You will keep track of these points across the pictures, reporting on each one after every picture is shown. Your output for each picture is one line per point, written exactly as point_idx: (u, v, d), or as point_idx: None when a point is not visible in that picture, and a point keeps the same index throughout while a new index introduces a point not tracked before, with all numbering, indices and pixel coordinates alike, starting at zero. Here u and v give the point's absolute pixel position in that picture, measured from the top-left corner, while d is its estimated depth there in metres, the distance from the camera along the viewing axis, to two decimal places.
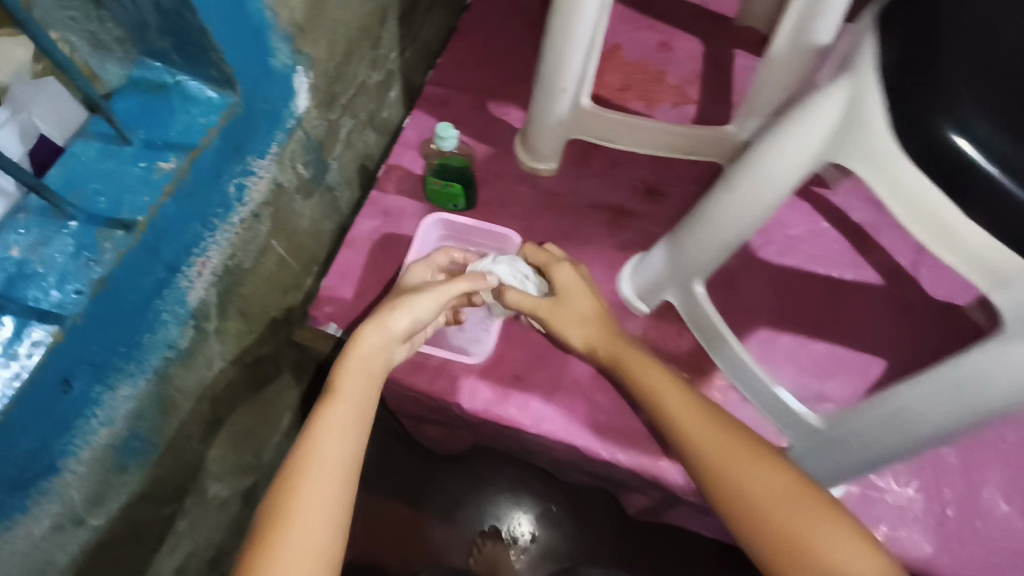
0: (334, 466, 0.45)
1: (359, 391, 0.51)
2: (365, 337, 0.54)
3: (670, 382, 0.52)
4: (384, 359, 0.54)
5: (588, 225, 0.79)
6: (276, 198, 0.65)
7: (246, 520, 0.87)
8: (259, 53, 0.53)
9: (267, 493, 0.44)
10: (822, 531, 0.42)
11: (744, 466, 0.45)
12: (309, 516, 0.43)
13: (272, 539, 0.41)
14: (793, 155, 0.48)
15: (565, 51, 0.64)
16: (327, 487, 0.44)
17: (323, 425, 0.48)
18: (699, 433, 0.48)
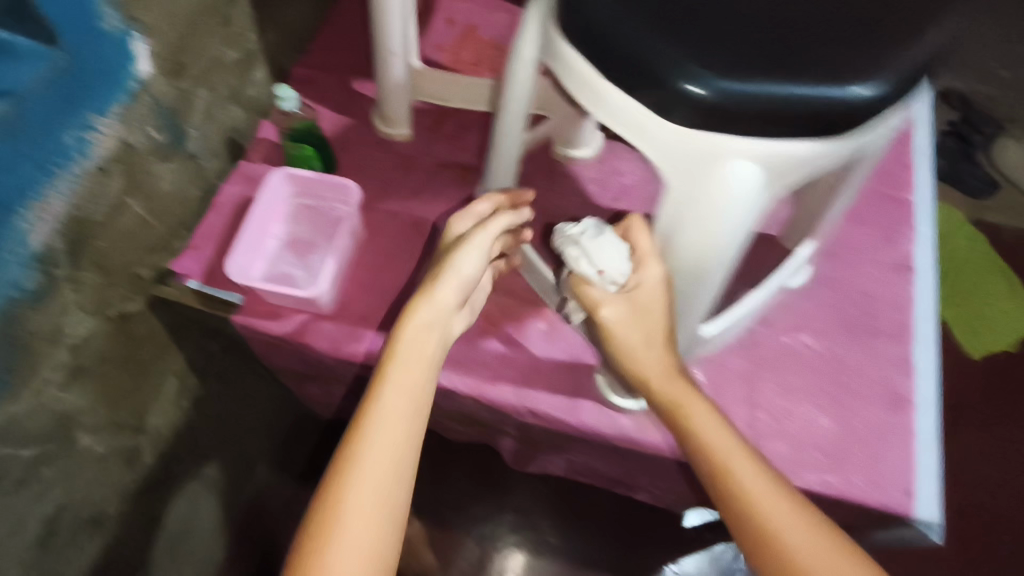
0: (388, 457, 0.49)
1: (415, 375, 0.53)
2: (419, 309, 0.55)
3: (677, 379, 0.57)
4: (435, 343, 0.55)
5: (438, 182, 0.86)
6: (125, 156, 0.70)
7: (135, 483, 0.91)
8: (83, 15, 0.59)
9: (329, 466, 0.49)
10: (809, 538, 0.49)
11: (742, 460, 0.53)
12: (367, 500, 0.47)
13: (325, 518, 0.47)
14: (526, 76, 0.58)
15: (384, 14, 0.72)
16: (382, 495, 0.48)
17: (379, 416, 0.51)
18: (713, 430, 0.55)
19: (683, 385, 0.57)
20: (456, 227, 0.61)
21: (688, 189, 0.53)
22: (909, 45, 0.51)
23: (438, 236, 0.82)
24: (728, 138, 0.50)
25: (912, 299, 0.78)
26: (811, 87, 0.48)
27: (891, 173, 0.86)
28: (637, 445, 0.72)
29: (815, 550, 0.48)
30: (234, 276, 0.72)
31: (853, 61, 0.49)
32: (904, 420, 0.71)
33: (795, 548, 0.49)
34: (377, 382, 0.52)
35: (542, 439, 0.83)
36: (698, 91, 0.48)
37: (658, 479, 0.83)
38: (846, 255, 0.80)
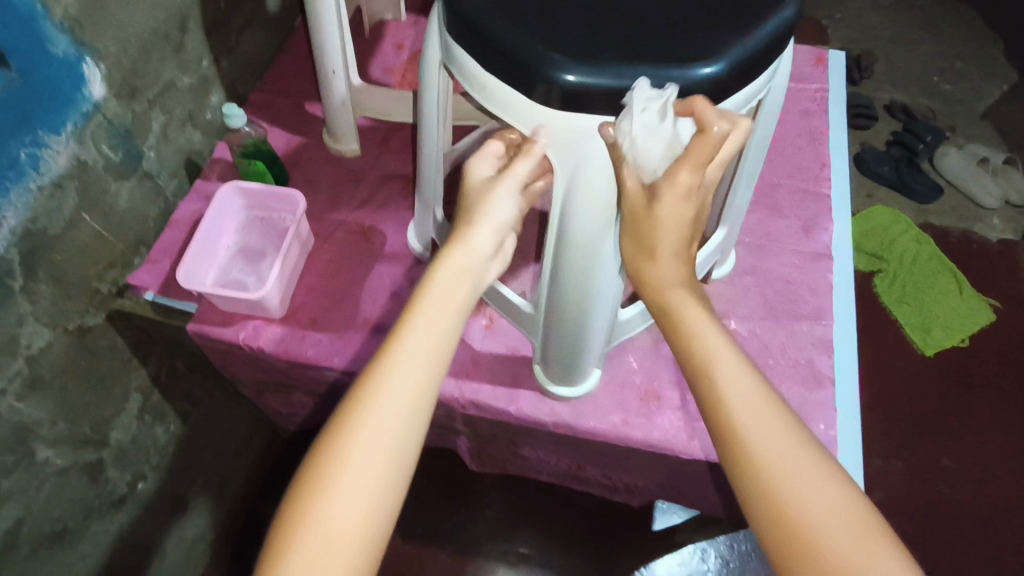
0: (412, 387, 0.45)
1: (441, 313, 0.49)
2: (455, 249, 0.53)
3: (688, 288, 0.50)
4: (468, 285, 0.51)
5: (385, 192, 0.92)
6: (81, 173, 0.75)
7: (97, 499, 0.92)
8: (31, 39, 0.65)
9: (352, 387, 0.46)
10: (780, 443, 0.43)
11: (731, 359, 0.47)
12: (385, 424, 0.44)
13: (339, 436, 0.43)
14: (435, 81, 0.61)
15: (324, 36, 0.79)
16: (394, 425, 0.44)
17: (406, 340, 0.47)
18: (708, 330, 0.48)
19: (680, 258, 0.50)
20: (475, 169, 0.59)
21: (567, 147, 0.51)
22: (772, 14, 0.50)
23: (385, 242, 0.87)
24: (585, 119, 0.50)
25: (829, 284, 0.84)
26: (672, 67, 0.47)
27: (807, 172, 0.94)
28: (577, 432, 0.75)
29: (789, 457, 0.43)
30: (185, 283, 0.76)
31: (715, 36, 0.49)
32: (827, 395, 0.75)
33: (766, 450, 0.43)
34: (410, 309, 0.49)
35: (492, 434, 0.86)
36: (570, 78, 0.47)
37: (605, 468, 0.87)
38: (767, 248, 0.87)
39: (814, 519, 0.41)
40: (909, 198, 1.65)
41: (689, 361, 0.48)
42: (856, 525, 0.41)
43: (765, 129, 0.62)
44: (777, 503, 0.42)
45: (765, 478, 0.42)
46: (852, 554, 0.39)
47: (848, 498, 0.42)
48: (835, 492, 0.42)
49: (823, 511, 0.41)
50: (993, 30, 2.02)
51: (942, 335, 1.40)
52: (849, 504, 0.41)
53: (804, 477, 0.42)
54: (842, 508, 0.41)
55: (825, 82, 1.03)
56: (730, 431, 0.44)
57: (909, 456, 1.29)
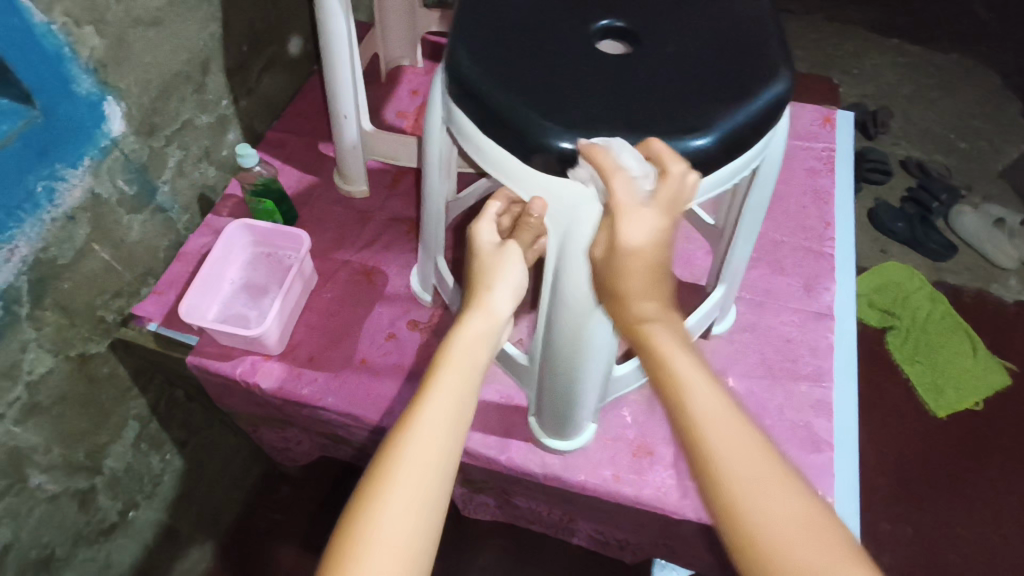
0: (436, 453, 0.44)
1: (461, 381, 0.48)
2: (475, 313, 0.52)
3: (660, 303, 0.45)
4: (487, 350, 0.51)
5: (390, 234, 0.93)
6: (94, 206, 0.77)
7: (86, 526, 0.92)
8: (55, 79, 0.68)
9: (375, 456, 0.44)
10: (756, 469, 0.39)
11: (704, 376, 0.42)
12: (409, 495, 0.42)
13: (365, 509, 0.42)
14: (436, 133, 0.62)
15: (335, 82, 0.82)
16: (415, 501, 0.42)
17: (431, 404, 0.46)
18: (680, 346, 0.43)
19: (654, 287, 0.44)
20: (481, 235, 0.58)
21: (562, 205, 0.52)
22: (763, 88, 0.50)
23: (386, 282, 0.88)
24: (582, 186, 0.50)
25: (830, 345, 0.83)
26: (663, 137, 0.48)
27: (811, 230, 0.94)
28: (568, 485, 0.74)
29: (758, 479, 0.39)
30: (186, 317, 0.77)
31: (706, 107, 0.49)
32: (824, 460, 0.74)
33: (739, 479, 0.39)
34: (433, 373, 0.48)
35: (484, 482, 0.85)
36: (564, 146, 0.48)
37: (597, 522, 0.85)
38: (768, 304, 0.87)
39: (791, 550, 0.37)
40: (923, 255, 1.63)
41: (665, 383, 0.42)
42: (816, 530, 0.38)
43: (761, 190, 0.62)
44: (756, 541, 0.38)
45: (737, 509, 0.39)
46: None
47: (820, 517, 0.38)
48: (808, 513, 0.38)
49: (792, 532, 0.37)
50: (1013, 91, 2.02)
51: (954, 396, 1.36)
52: (821, 523, 0.38)
53: (776, 498, 0.38)
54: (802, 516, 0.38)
55: (832, 141, 1.04)
56: (703, 461, 0.40)
57: (920, 521, 1.25)
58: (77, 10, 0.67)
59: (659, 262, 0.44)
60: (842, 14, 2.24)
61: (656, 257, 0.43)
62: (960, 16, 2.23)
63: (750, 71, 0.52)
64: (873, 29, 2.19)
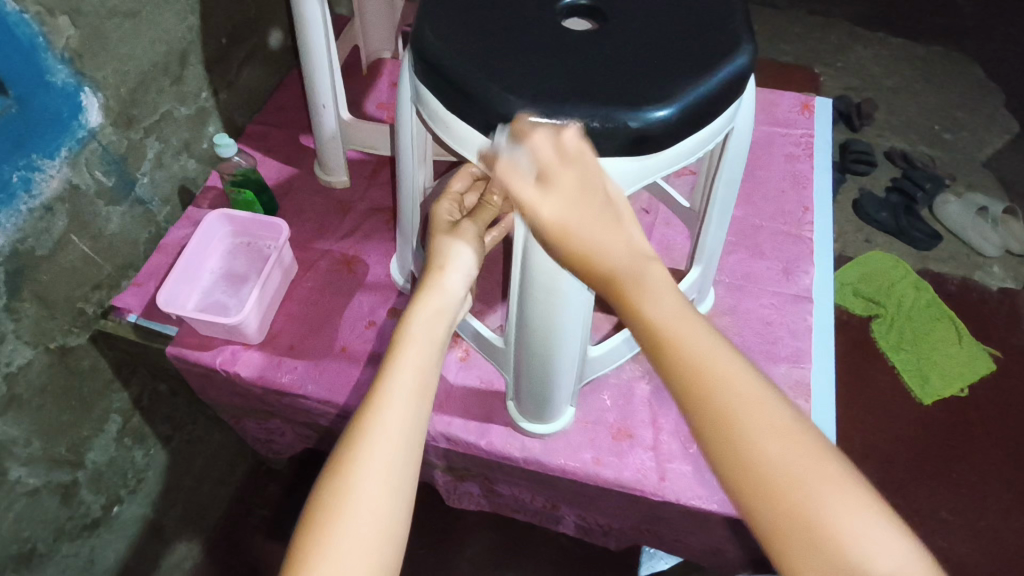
0: (402, 431, 0.45)
1: (422, 355, 0.48)
2: (428, 293, 0.52)
3: (629, 250, 0.43)
4: (445, 323, 0.51)
5: (370, 224, 0.93)
6: (72, 197, 0.77)
7: (69, 520, 0.92)
8: (31, 69, 0.68)
9: (338, 443, 0.45)
10: (764, 419, 0.39)
11: (693, 328, 0.41)
12: (380, 466, 0.43)
13: (333, 497, 0.42)
14: (407, 115, 0.63)
15: (313, 70, 0.82)
16: (387, 472, 0.43)
17: (392, 385, 0.46)
18: (667, 300, 0.42)
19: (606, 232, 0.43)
20: (439, 216, 0.59)
21: None
22: (727, 60, 0.51)
23: (367, 271, 0.88)
24: None
25: (809, 327, 0.83)
26: (626, 109, 0.48)
27: (789, 215, 0.95)
28: (548, 469, 0.75)
29: (763, 429, 0.39)
30: (165, 306, 0.77)
31: (670, 80, 0.50)
32: None
33: (749, 425, 0.39)
34: (391, 353, 0.48)
35: (466, 468, 0.85)
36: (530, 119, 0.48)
37: (580, 508, 0.85)
38: (747, 288, 0.87)
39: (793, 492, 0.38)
40: (908, 244, 1.65)
41: (649, 340, 0.42)
42: (823, 471, 0.39)
43: (733, 167, 0.62)
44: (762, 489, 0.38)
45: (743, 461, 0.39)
46: (829, 514, 0.38)
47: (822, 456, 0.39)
48: (811, 452, 0.39)
49: (802, 477, 0.38)
50: (996, 81, 2.04)
51: (938, 383, 1.37)
52: (827, 461, 0.39)
53: (780, 443, 0.39)
54: (807, 463, 0.39)
55: (810, 127, 1.04)
56: (707, 415, 0.40)
57: (905, 507, 1.26)
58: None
59: (591, 212, 0.44)
60: (827, 8, 2.25)
61: (575, 219, 0.44)
62: (943, 8, 2.24)
63: (715, 45, 0.52)
64: (857, 23, 2.21)
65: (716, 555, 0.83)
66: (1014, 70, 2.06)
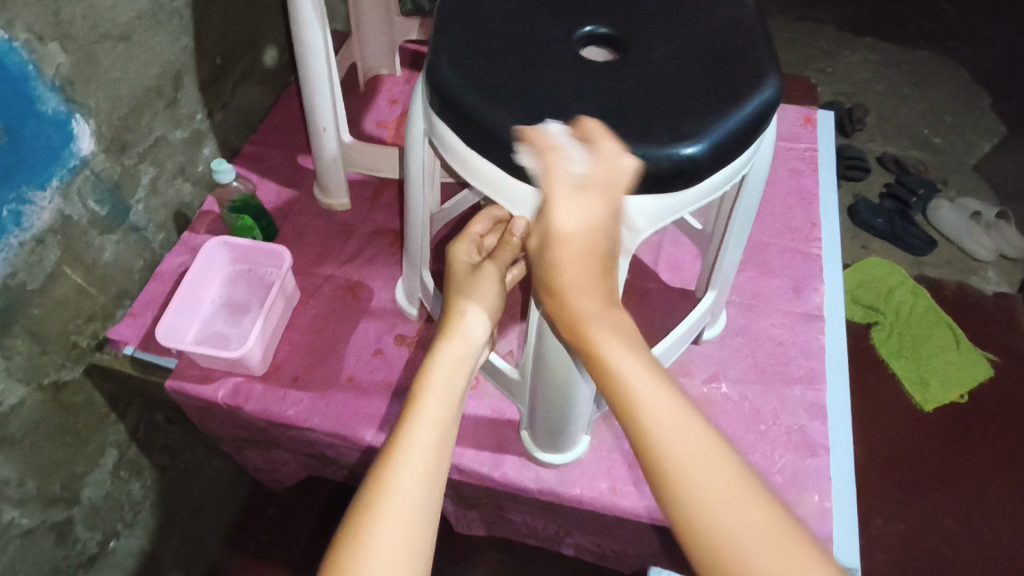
0: (419, 489, 0.43)
1: (440, 409, 0.47)
2: (447, 341, 0.51)
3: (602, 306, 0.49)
4: (463, 374, 0.50)
5: (374, 247, 0.91)
6: (65, 228, 0.74)
7: (65, 560, 0.88)
8: (20, 98, 0.65)
9: (353, 503, 0.43)
10: (712, 471, 0.43)
11: (649, 380, 0.46)
12: (396, 528, 0.41)
13: (344, 559, 0.40)
14: (418, 144, 0.61)
15: (313, 93, 0.80)
16: (404, 534, 0.41)
17: (410, 440, 0.45)
18: (619, 351, 0.47)
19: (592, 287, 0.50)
20: (459, 257, 0.57)
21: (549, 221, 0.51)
22: (753, 93, 0.50)
23: (371, 297, 0.86)
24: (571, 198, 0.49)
25: (821, 346, 0.82)
26: (652, 146, 0.47)
27: (797, 232, 0.94)
28: (563, 499, 0.73)
29: (719, 501, 0.42)
30: (165, 339, 0.74)
31: (695, 116, 0.48)
32: (821, 464, 0.73)
33: (701, 499, 0.42)
34: (409, 407, 0.47)
35: (477, 497, 0.83)
36: (553, 158, 0.46)
37: (593, 535, 0.83)
38: (758, 307, 0.86)
39: (711, 508, 0.41)
40: (904, 250, 1.65)
41: (617, 401, 0.46)
42: (775, 534, 0.41)
43: (751, 195, 0.61)
44: (680, 497, 0.42)
45: (698, 528, 0.42)
46: None
47: (733, 470, 0.43)
48: (760, 513, 0.41)
49: (755, 543, 0.40)
50: (984, 86, 2.05)
51: (940, 390, 1.37)
52: (790, 539, 0.41)
53: (724, 493, 0.42)
54: (767, 529, 0.41)
55: (813, 141, 1.04)
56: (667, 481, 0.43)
57: (913, 517, 1.25)
58: (40, 25, 0.64)
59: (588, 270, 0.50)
60: (815, 13, 2.26)
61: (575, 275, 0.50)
62: (928, 13, 2.26)
63: (739, 77, 0.51)
64: (845, 28, 2.22)
65: None
66: (1000, 74, 2.08)
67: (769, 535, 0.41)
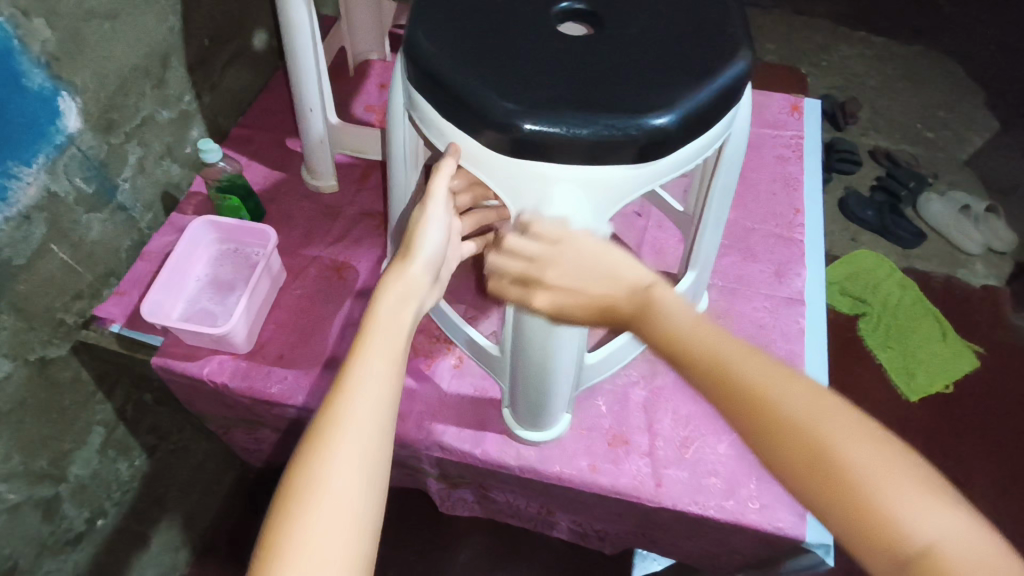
0: (371, 416, 0.44)
1: (388, 343, 0.48)
2: (393, 280, 0.51)
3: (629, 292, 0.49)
4: (410, 313, 0.51)
5: (360, 229, 0.92)
6: (51, 205, 0.75)
7: (52, 536, 0.89)
8: (6, 73, 0.65)
9: (303, 435, 0.44)
10: (824, 418, 0.41)
11: (717, 336, 0.45)
12: (350, 450, 0.42)
13: (299, 482, 0.42)
14: (399, 121, 0.62)
15: (299, 73, 0.81)
16: (358, 457, 0.42)
17: (359, 371, 0.45)
18: (680, 317, 0.46)
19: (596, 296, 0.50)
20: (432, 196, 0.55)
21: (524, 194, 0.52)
22: (726, 66, 0.50)
23: (357, 277, 0.87)
24: (547, 167, 0.50)
25: (801, 329, 0.83)
26: (626, 116, 0.47)
27: (781, 218, 0.95)
28: (543, 476, 0.74)
29: (811, 423, 0.41)
30: (150, 315, 0.75)
31: (668, 87, 0.49)
32: None
33: (787, 423, 0.41)
34: (358, 340, 0.48)
35: (460, 476, 0.84)
36: (527, 127, 0.47)
37: (575, 514, 0.84)
38: (739, 291, 0.87)
39: (800, 429, 0.41)
40: (893, 242, 1.66)
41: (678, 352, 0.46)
42: (873, 449, 0.40)
43: (728, 172, 0.62)
44: (765, 425, 0.42)
45: (791, 457, 0.41)
46: (891, 502, 0.38)
47: (810, 394, 0.42)
48: (871, 450, 0.39)
49: (859, 462, 0.39)
50: (976, 81, 2.06)
51: (925, 380, 1.38)
52: (886, 455, 0.39)
53: (833, 433, 0.40)
54: (867, 452, 0.39)
55: (799, 129, 1.05)
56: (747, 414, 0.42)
57: None
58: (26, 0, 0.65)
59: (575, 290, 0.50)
60: (810, 7, 2.27)
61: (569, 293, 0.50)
62: (923, 8, 2.27)
63: (712, 51, 0.52)
64: (840, 22, 2.22)
65: (712, 559, 0.82)
66: (992, 69, 2.09)
67: (863, 446, 0.40)
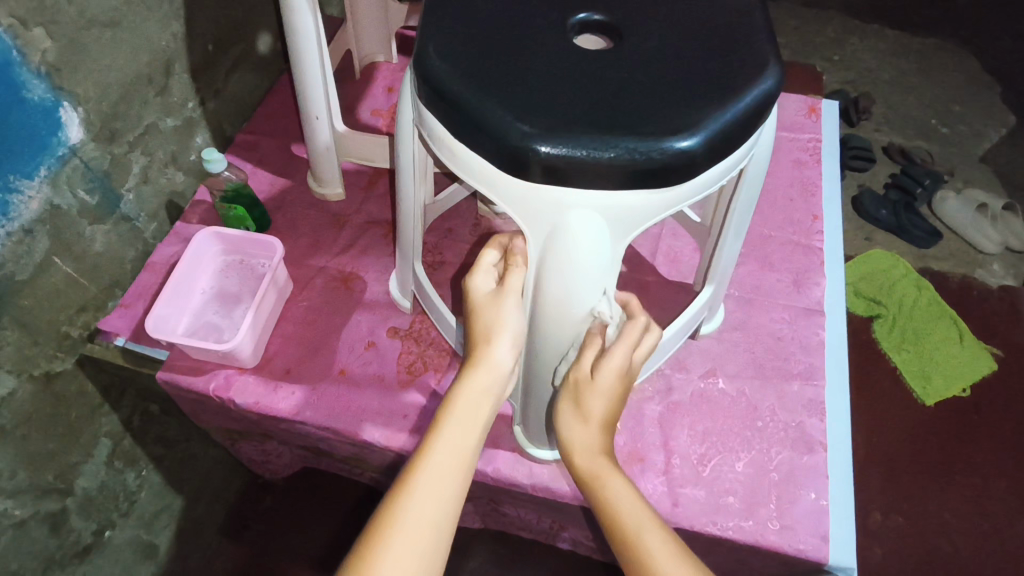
0: (426, 528, 0.45)
1: (463, 440, 0.49)
2: (473, 370, 0.52)
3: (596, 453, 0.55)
4: (488, 407, 0.51)
5: (367, 238, 0.90)
6: (54, 218, 0.73)
7: (59, 550, 0.87)
8: (6, 84, 0.64)
9: (368, 522, 0.46)
10: None
11: (646, 522, 0.51)
12: (410, 539, 0.44)
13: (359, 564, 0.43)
14: (408, 135, 0.60)
15: (305, 81, 0.79)
16: (415, 546, 0.44)
17: (428, 461, 0.48)
18: (626, 501, 0.52)
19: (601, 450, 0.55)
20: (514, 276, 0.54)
21: (541, 219, 0.50)
22: (753, 84, 0.48)
23: (365, 288, 0.85)
24: (563, 192, 0.48)
25: (821, 341, 0.81)
26: (648, 140, 0.45)
27: (799, 224, 0.92)
28: (556, 495, 0.72)
29: None
30: (155, 331, 0.74)
31: (691, 107, 0.47)
32: (818, 461, 0.72)
33: None
34: (430, 434, 0.50)
35: (471, 491, 0.82)
36: (544, 150, 0.45)
37: (587, 529, 0.82)
38: (757, 301, 0.85)
39: None
40: (907, 242, 1.63)
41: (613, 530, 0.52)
42: None
43: (750, 187, 0.60)
44: None
45: None
46: None
47: None
48: None
49: None
50: (993, 74, 2.01)
51: (942, 384, 1.35)
52: None
53: None
54: None
55: (817, 132, 1.02)
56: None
57: (913, 512, 1.24)
58: (24, 10, 0.63)
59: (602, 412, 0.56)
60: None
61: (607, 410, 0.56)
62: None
63: (737, 68, 0.49)
64: (852, 15, 2.18)
65: None
66: (1010, 62, 2.04)
67: None
